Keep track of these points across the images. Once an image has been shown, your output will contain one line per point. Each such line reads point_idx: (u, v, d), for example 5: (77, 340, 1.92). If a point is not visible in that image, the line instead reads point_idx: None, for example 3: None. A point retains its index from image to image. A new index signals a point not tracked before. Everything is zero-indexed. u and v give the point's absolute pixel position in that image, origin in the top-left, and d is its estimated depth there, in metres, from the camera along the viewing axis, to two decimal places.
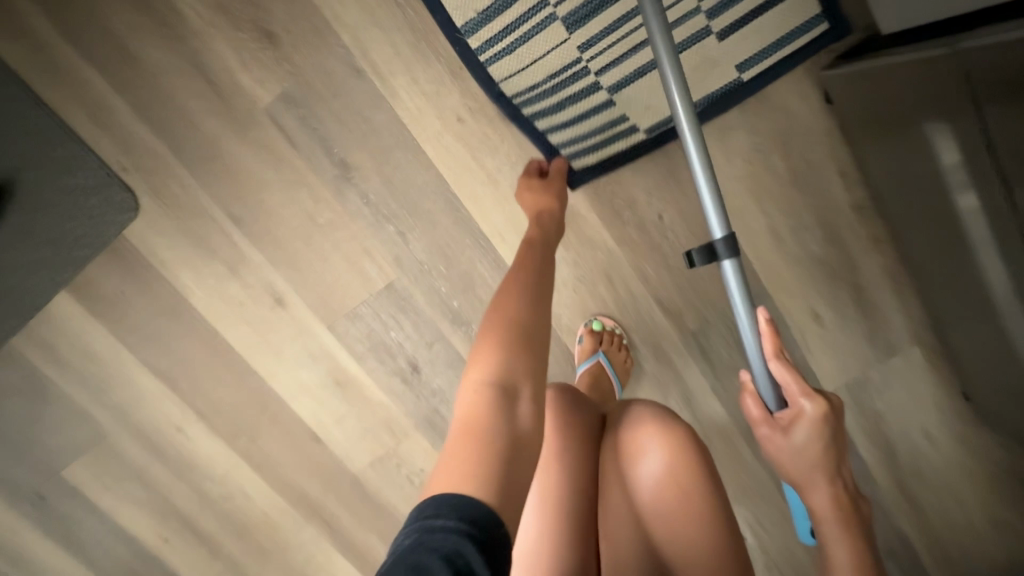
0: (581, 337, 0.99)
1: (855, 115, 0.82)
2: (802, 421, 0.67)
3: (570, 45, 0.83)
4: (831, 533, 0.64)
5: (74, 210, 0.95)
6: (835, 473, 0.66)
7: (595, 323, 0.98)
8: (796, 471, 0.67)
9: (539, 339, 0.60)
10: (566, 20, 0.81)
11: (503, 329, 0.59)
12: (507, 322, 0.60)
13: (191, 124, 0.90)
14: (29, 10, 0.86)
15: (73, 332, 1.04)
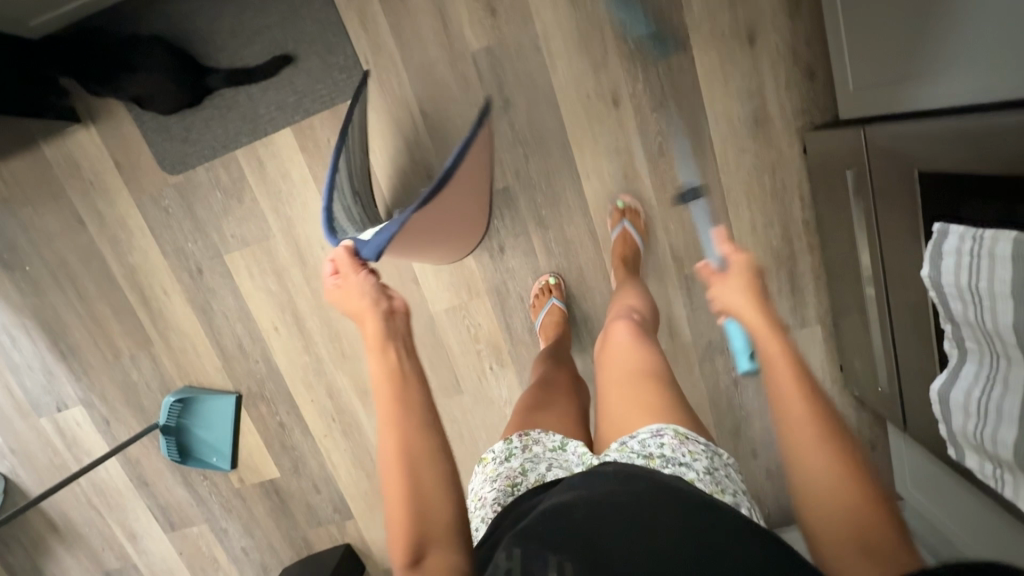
0: (611, 213, 1.47)
1: (817, 163, 1.37)
2: (734, 280, 0.83)
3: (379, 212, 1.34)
4: (778, 369, 0.71)
5: (322, 78, 1.43)
6: (772, 330, 0.75)
7: (619, 202, 1.46)
8: (731, 304, 0.82)
9: (416, 397, 0.83)
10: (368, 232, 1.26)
11: (395, 418, 0.80)
12: (399, 443, 0.78)
13: (422, 48, 1.40)
14: None
15: (283, 157, 1.51)
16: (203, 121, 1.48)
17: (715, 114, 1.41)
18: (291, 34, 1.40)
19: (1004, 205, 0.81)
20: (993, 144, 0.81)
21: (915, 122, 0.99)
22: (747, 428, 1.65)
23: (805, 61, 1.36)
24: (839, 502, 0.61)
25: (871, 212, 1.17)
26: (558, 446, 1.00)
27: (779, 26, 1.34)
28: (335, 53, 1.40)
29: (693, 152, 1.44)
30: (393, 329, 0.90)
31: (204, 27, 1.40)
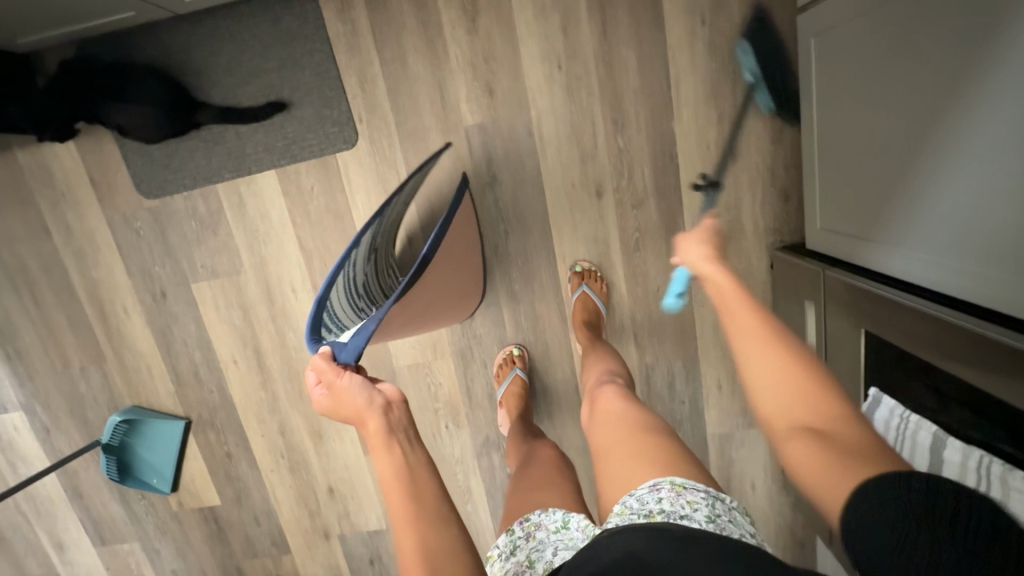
0: (570, 277, 1.50)
1: (781, 281, 1.42)
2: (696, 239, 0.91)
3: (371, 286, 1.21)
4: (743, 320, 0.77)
5: (314, 128, 1.43)
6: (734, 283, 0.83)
7: (577, 266, 1.49)
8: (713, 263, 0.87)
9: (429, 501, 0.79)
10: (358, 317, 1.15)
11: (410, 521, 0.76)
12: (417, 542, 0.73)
13: (417, 115, 1.41)
14: (359, 10, 1.35)
15: (263, 198, 1.49)
16: (187, 151, 1.46)
17: (693, 219, 1.45)
18: (288, 82, 1.39)
19: (940, 401, 0.90)
20: (938, 343, 0.86)
21: (869, 283, 1.04)
22: None
23: (782, 183, 1.42)
24: (836, 437, 0.64)
25: (821, 340, 1.23)
26: (561, 527, 0.80)
27: (762, 149, 1.40)
28: (331, 106, 1.41)
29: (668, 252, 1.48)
30: (397, 432, 0.85)
31: (201, 63, 1.38)
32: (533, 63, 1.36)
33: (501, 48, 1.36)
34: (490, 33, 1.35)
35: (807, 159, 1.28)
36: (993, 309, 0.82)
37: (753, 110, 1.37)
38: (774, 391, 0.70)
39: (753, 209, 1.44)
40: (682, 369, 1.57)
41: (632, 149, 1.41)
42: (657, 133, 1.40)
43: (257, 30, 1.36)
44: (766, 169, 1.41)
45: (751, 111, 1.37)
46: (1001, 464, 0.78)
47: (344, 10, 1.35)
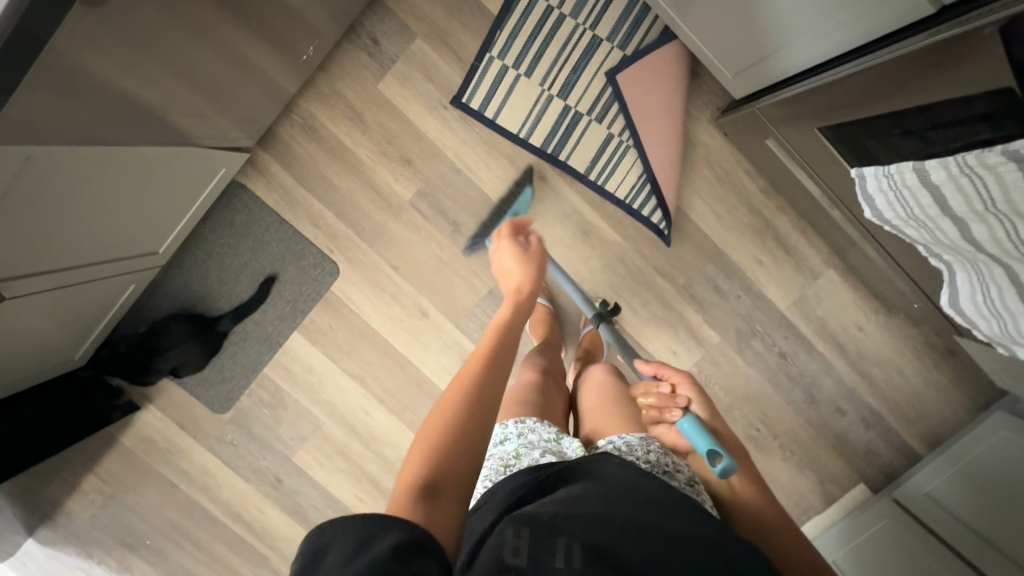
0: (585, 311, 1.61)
1: (740, 141, 1.44)
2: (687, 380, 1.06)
3: (519, 43, 1.44)
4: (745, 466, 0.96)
5: (303, 280, 1.62)
6: (729, 432, 1.00)
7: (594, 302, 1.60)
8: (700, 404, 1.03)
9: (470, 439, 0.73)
10: (525, 73, 1.46)
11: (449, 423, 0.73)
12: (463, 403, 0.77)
13: (369, 218, 1.58)
14: (279, 173, 1.56)
15: (301, 356, 1.68)
16: (229, 358, 1.68)
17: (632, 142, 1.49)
18: (266, 259, 1.61)
19: (919, 133, 0.83)
20: (897, 77, 0.83)
21: (806, 81, 1.02)
22: (819, 392, 1.63)
23: (683, 62, 1.45)
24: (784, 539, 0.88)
25: (800, 161, 1.22)
26: (553, 438, 0.94)
27: (646, 50, 1.45)
28: (303, 255, 1.60)
29: (633, 183, 1.51)
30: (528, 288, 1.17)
31: (200, 288, 1.63)
32: (425, 118, 1.51)
33: (395, 124, 1.52)
34: (379, 120, 1.51)
35: (680, 32, 1.35)
36: (924, 17, 0.79)
37: (617, 25, 1.44)
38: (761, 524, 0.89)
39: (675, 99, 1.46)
40: (717, 269, 1.56)
41: (544, 124, 1.49)
42: (553, 98, 1.47)
43: (220, 238, 1.60)
44: (662, 60, 1.44)
45: (616, 27, 1.44)
46: (974, 153, 0.74)
47: (269, 181, 1.56)
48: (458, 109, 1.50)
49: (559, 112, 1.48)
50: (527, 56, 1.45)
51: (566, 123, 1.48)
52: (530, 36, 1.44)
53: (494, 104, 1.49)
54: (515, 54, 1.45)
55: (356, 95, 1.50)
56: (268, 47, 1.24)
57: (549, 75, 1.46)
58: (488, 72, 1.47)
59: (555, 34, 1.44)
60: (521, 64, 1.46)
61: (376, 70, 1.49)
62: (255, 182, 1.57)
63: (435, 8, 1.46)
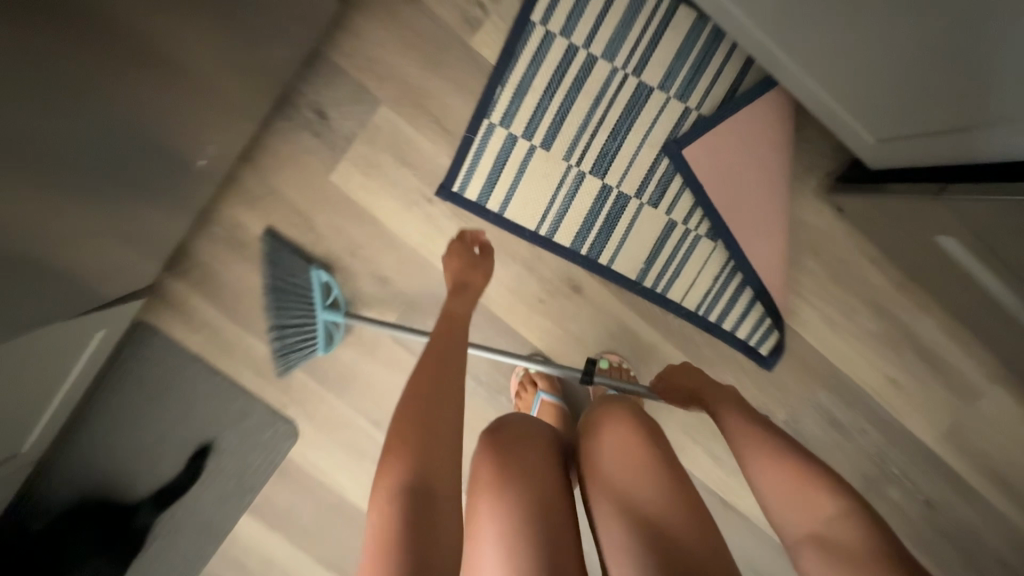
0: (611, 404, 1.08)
1: (866, 221, 1.00)
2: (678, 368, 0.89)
3: (533, 103, 0.98)
4: (747, 438, 0.70)
5: (251, 448, 1.15)
6: (738, 407, 0.75)
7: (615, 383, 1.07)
8: (672, 390, 0.88)
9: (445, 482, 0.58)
10: (543, 144, 0.99)
11: (397, 441, 0.59)
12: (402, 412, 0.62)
13: (335, 359, 1.12)
14: (201, 306, 1.09)
15: (255, 548, 1.20)
16: (156, 562, 1.18)
17: (703, 229, 1.02)
18: (199, 421, 1.14)
19: None
20: None
21: None
22: (985, 551, 1.15)
23: (773, 113, 0.99)
24: (835, 542, 0.57)
25: (1003, 275, 0.80)
26: None
27: (717, 98, 0.99)
28: (246, 416, 1.14)
29: (708, 288, 1.04)
30: (464, 298, 0.85)
31: (109, 469, 1.14)
32: (400, 216, 1.04)
33: (357, 228, 1.05)
34: (334, 224, 1.04)
35: (781, 73, 0.91)
36: None
37: (674, 66, 0.97)
38: (771, 496, 0.64)
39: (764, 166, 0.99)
40: (834, 397, 1.09)
41: (571, 215, 1.02)
42: (584, 177, 1.01)
43: (130, 398, 1.12)
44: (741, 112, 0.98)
45: (673, 70, 0.97)
46: None
47: (189, 318, 1.10)
48: (449, 201, 1.02)
49: (595, 198, 1.01)
50: (543, 121, 0.99)
51: (605, 210, 1.02)
52: (550, 94, 0.98)
53: (496, 189, 1.01)
54: (525, 119, 0.99)
55: (298, 192, 1.03)
56: (157, 156, 0.77)
57: (575, 144, 1.00)
58: (488, 146, 1.00)
59: (586, 88, 0.98)
60: (535, 132, 0.99)
61: (325, 153, 1.02)
62: (170, 322, 1.10)
63: (404, 58, 0.98)
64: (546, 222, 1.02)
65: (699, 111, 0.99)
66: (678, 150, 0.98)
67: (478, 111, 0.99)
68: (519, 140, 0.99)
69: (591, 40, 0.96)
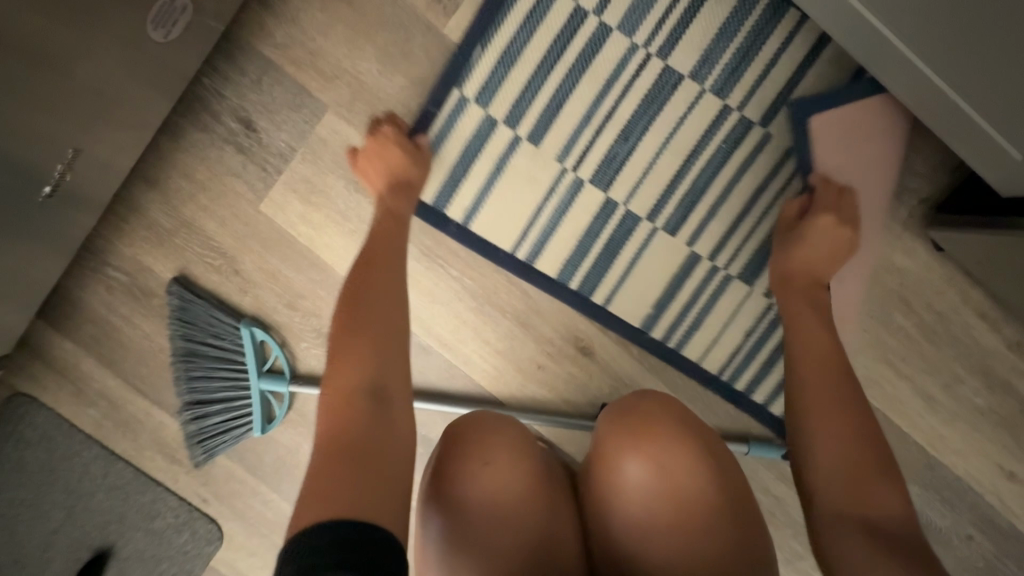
0: None
1: (977, 267, 0.72)
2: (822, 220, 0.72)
3: (521, 84, 0.73)
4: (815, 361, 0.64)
5: (161, 555, 0.88)
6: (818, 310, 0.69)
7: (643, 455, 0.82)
8: (790, 277, 0.71)
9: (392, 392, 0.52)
10: (529, 141, 0.75)
11: (342, 341, 0.54)
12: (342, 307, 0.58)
13: (270, 441, 0.86)
14: (98, 372, 0.84)
15: None
16: None
17: (733, 267, 0.78)
18: (88, 523, 0.86)
19: None
20: None
21: None
22: None
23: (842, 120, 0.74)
24: (885, 526, 0.52)
25: None
26: None
27: (765, 98, 0.74)
28: (157, 517, 0.88)
29: (733, 341, 0.80)
30: (409, 195, 0.72)
31: None
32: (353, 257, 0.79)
33: (297, 272, 0.80)
34: (268, 266, 0.80)
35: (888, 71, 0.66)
36: None
37: (715, 48, 0.73)
38: (820, 459, 0.58)
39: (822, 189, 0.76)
40: (933, 497, 0.80)
41: (559, 242, 0.77)
42: (580, 198, 0.76)
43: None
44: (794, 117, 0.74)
45: (711, 55, 0.73)
46: None
47: (82, 388, 0.85)
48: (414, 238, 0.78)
49: (592, 225, 0.77)
50: (532, 111, 0.74)
51: (608, 240, 0.77)
52: (545, 74, 0.73)
53: (458, 196, 0.76)
54: (509, 120, 0.75)
55: (219, 226, 0.79)
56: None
57: (572, 153, 0.75)
58: (455, 146, 0.75)
59: (592, 70, 0.73)
60: (519, 125, 0.74)
61: (254, 176, 0.78)
62: (56, 393, 0.85)
63: (359, 51, 0.74)
64: (527, 253, 0.78)
65: (740, 113, 0.74)
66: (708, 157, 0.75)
67: (449, 109, 0.75)
68: (496, 146, 0.75)
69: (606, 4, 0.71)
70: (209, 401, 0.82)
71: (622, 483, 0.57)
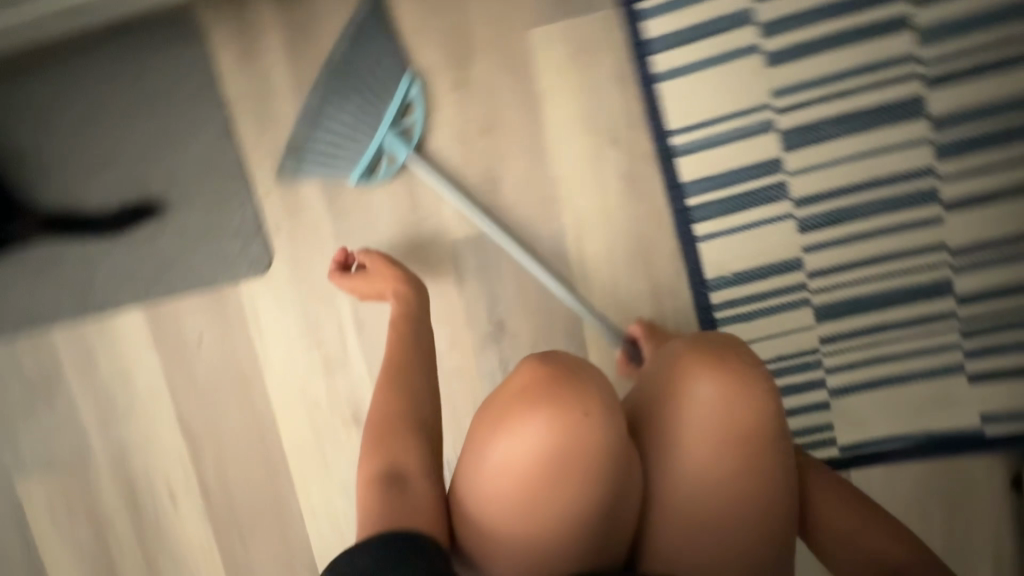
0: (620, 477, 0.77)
1: None
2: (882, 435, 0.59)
3: (817, 87, 0.72)
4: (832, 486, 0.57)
5: (204, 246, 0.86)
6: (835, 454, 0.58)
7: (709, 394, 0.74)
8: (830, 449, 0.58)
9: (418, 411, 0.64)
10: (783, 134, 0.74)
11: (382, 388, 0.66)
12: (385, 394, 0.65)
13: (371, 223, 0.84)
14: (277, 54, 0.81)
15: (128, 350, 0.92)
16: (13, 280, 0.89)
17: (831, 361, 0.78)
18: (168, 171, 0.84)
19: None
20: None
21: None
22: None
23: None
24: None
25: None
26: None
27: (984, 217, 0.73)
28: (225, 213, 0.85)
29: None
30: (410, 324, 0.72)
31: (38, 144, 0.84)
32: (568, 133, 0.77)
33: (512, 108, 0.78)
34: (492, 84, 0.78)
35: None
36: None
37: (981, 193, 0.72)
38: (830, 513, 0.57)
39: (962, 324, 0.75)
40: None
41: (727, 226, 0.76)
42: (776, 184, 0.75)
43: (119, 86, 0.83)
44: (993, 251, 0.73)
45: (971, 194, 0.73)
46: None
47: (253, 57, 0.82)
48: (633, 156, 0.77)
49: (766, 214, 0.76)
50: (806, 112, 0.73)
51: (765, 281, 0.77)
52: (842, 97, 0.72)
53: (691, 131, 0.75)
54: (780, 79, 0.73)
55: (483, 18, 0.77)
56: None
57: (800, 145, 0.74)
58: (721, 90, 0.74)
59: (878, 126, 0.72)
60: (786, 113, 0.73)
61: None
62: (229, 44, 0.82)
63: None
64: (700, 200, 0.76)
65: (950, 255, 0.74)
66: (896, 257, 0.75)
67: (740, 27, 0.72)
68: (755, 114, 0.74)
69: (938, 87, 0.71)
70: (328, 126, 0.77)
71: (686, 427, 0.55)
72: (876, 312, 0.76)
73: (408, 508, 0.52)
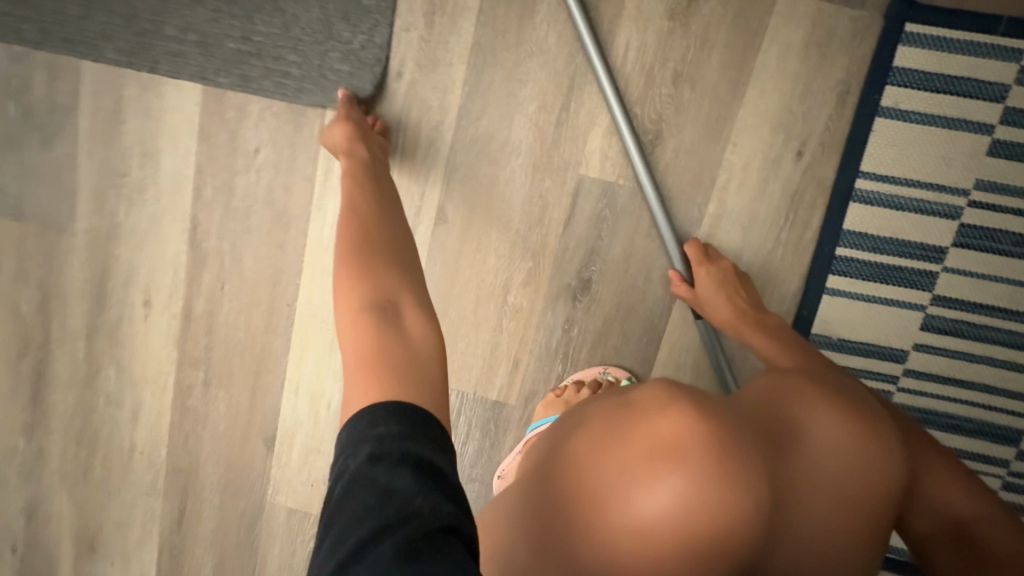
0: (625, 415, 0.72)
1: None
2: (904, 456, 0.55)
3: (1017, 197, 0.68)
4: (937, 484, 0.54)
5: (309, 49, 0.72)
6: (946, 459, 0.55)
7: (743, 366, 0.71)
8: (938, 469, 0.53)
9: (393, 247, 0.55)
10: (962, 226, 0.69)
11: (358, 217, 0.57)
12: (352, 228, 0.56)
13: (505, 116, 0.73)
14: None
15: (167, 125, 0.77)
16: None
17: None
18: None
19: None
20: None
21: None
22: None
23: None
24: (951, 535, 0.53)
25: None
26: None
27: None
28: (350, 25, 0.72)
29: None
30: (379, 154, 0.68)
31: None
32: (759, 122, 0.69)
33: (716, 69, 0.69)
34: (710, 31, 0.68)
35: None
36: None
37: None
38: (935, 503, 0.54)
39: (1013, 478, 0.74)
40: None
41: (860, 290, 0.71)
42: (929, 272, 0.70)
43: None
44: None
45: None
46: None
47: None
48: (808, 178, 0.70)
49: (902, 296, 0.71)
50: (994, 216, 0.68)
51: (865, 359, 0.73)
52: None
53: (878, 180, 0.68)
54: (989, 171, 0.67)
55: None
56: None
57: (970, 245, 0.69)
58: (930, 153, 0.68)
59: None
60: (975, 208, 0.68)
61: None
62: None
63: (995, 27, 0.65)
64: (848, 253, 0.70)
65: None
66: (993, 391, 0.72)
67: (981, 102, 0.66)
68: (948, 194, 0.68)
69: None
70: None
71: (826, 486, 0.46)
72: (947, 434, 0.74)
73: (416, 364, 0.44)
